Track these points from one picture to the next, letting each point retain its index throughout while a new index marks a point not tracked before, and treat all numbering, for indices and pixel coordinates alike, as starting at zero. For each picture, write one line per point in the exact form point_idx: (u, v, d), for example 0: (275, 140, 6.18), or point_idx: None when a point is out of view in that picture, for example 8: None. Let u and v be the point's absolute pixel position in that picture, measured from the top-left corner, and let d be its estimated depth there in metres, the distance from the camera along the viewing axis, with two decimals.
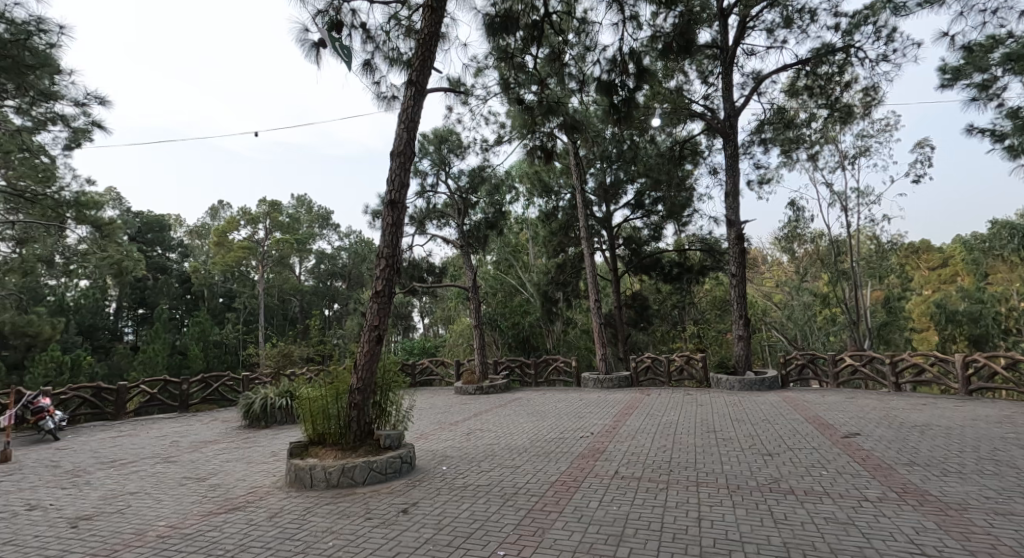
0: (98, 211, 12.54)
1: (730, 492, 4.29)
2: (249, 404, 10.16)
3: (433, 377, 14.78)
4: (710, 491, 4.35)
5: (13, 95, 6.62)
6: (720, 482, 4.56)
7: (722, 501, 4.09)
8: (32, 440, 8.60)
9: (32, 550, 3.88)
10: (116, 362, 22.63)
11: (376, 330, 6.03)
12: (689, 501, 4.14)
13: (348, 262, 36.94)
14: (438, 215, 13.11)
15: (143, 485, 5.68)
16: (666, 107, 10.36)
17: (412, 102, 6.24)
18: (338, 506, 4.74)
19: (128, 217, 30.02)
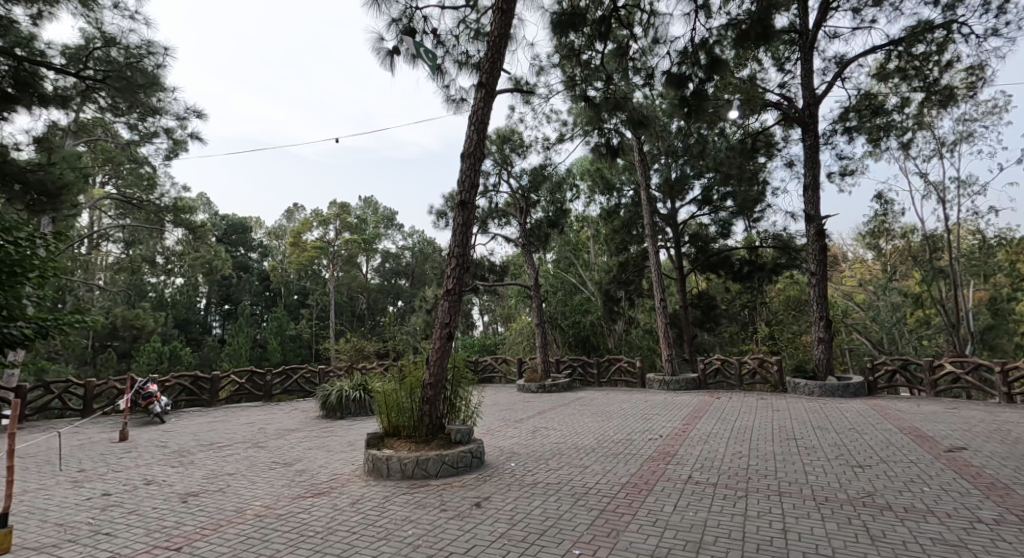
0: (192, 215, 13.63)
1: (818, 505, 4.05)
2: (325, 396, 10.70)
3: (495, 375, 14.92)
4: (795, 501, 4.14)
5: (125, 112, 7.17)
6: (806, 493, 4.32)
7: (810, 513, 3.88)
8: (143, 422, 9.50)
9: (151, 520, 4.28)
10: (206, 353, 24.54)
11: (447, 328, 6.18)
12: (771, 510, 3.97)
13: (411, 261, 38.12)
14: (500, 214, 13.27)
15: (238, 466, 6.11)
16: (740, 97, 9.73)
17: (482, 104, 6.38)
18: (415, 496, 4.91)
19: (216, 220, 32.57)
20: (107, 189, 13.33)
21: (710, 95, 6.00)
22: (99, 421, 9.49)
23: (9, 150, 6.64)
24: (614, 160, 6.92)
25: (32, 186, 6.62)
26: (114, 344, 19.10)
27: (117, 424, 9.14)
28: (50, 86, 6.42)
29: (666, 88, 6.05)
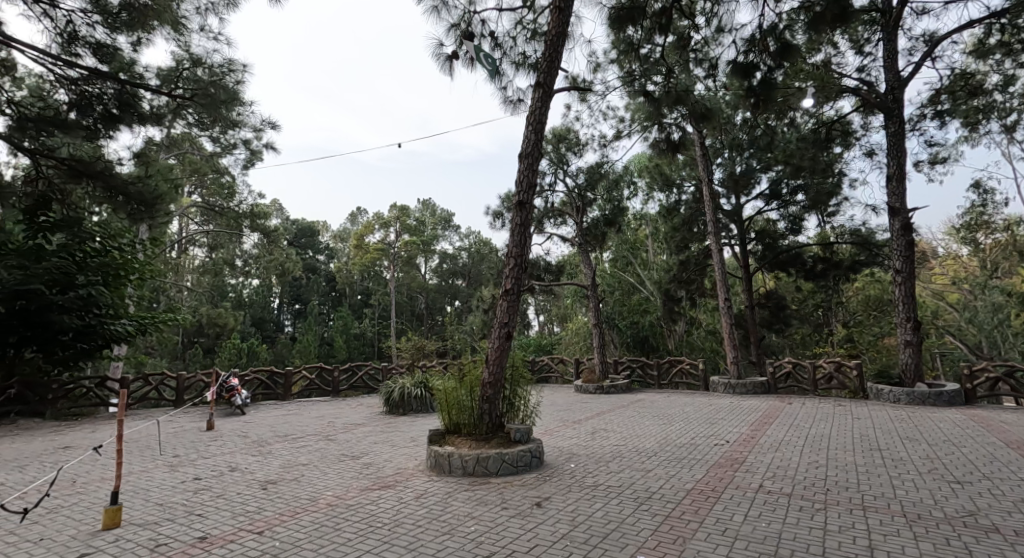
0: (266, 221, 14.50)
1: (908, 522, 3.79)
2: (389, 392, 11.07)
3: (552, 375, 14.91)
4: (881, 517, 3.90)
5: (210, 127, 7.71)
6: (894, 509, 4.06)
7: (899, 531, 3.64)
8: (226, 413, 10.20)
9: (236, 504, 4.60)
10: (279, 350, 25.99)
11: (506, 327, 6.26)
12: (855, 525, 3.75)
13: (468, 262, 38.70)
14: (556, 213, 13.26)
15: (310, 458, 6.44)
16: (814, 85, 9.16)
17: (540, 104, 6.41)
18: (476, 493, 5.00)
19: (287, 225, 34.44)
20: (193, 197, 14.43)
21: (780, 83, 5.79)
22: (188, 410, 10.28)
23: (113, 164, 7.38)
24: (675, 156, 6.76)
25: (132, 198, 7.31)
26: (200, 341, 20.64)
27: (203, 415, 9.86)
28: (147, 105, 7.08)
29: (731, 79, 5.89)
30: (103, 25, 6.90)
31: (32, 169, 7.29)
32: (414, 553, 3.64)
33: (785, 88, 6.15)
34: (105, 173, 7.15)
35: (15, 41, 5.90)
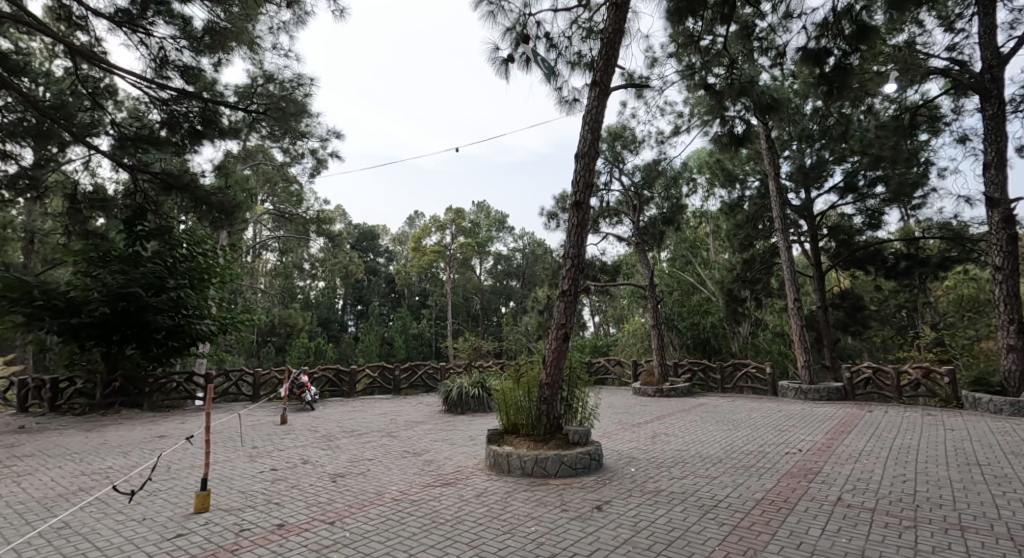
0: (331, 225, 15.20)
1: (1015, 546, 3.52)
2: (448, 392, 11.33)
3: (609, 377, 14.74)
4: (981, 539, 3.64)
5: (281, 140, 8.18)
6: (996, 531, 3.78)
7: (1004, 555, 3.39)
8: (298, 408, 10.78)
9: (310, 495, 4.88)
10: (343, 349, 27.14)
11: (563, 328, 6.29)
12: (949, 547, 3.53)
13: (523, 263, 38.91)
14: (612, 213, 13.13)
15: (375, 453, 6.71)
16: (895, 67, 8.39)
17: (596, 103, 6.40)
18: (535, 494, 5.07)
19: (349, 229, 35.88)
20: (265, 205, 15.32)
21: (856, 68, 5.47)
22: (264, 405, 10.94)
23: (198, 176, 7.99)
24: (739, 150, 6.50)
25: (215, 207, 7.87)
26: (272, 340, 21.88)
27: (277, 409, 10.45)
28: (226, 121, 7.61)
29: (800, 65, 5.65)
30: (189, 49, 7.50)
31: (130, 183, 8.02)
32: (476, 550, 3.75)
33: (860, 73, 5.86)
34: (191, 186, 7.78)
35: (118, 69, 6.54)
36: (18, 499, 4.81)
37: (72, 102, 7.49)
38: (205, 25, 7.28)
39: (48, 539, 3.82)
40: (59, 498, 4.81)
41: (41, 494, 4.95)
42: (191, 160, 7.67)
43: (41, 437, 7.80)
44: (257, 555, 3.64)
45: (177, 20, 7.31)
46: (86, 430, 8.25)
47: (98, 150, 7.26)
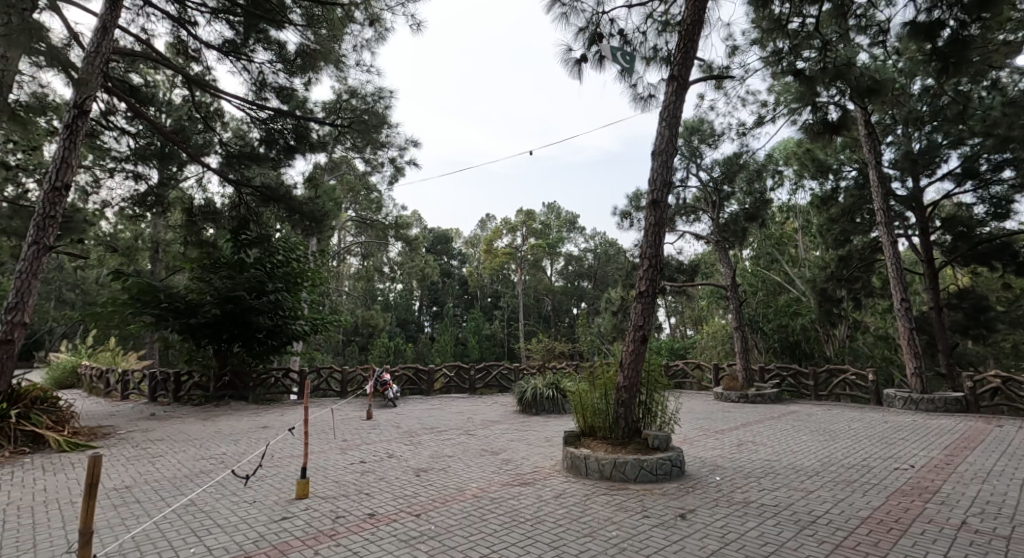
0: (408, 230, 15.82)
1: None
2: (522, 392, 11.43)
3: (688, 381, 14.19)
4: None
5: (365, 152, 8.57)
6: None
7: None
8: (381, 405, 11.29)
9: (397, 487, 5.11)
10: (419, 349, 28.09)
11: (641, 330, 6.16)
12: None
13: (593, 263, 38.55)
14: (689, 210, 12.70)
15: (455, 450, 6.91)
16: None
17: (674, 98, 6.25)
18: (615, 498, 5.01)
19: (425, 233, 37.09)
20: (349, 212, 16.17)
21: (975, 39, 4.91)
22: (351, 401, 11.55)
23: (292, 189, 8.60)
24: (833, 138, 6.04)
25: (306, 215, 8.48)
26: (355, 339, 23.08)
27: (362, 406, 11.01)
28: (315, 135, 8.16)
29: (908, 40, 5.14)
30: (284, 72, 8.11)
31: (235, 196, 8.79)
32: (557, 550, 3.77)
33: (982, 43, 5.24)
34: (286, 197, 8.40)
35: (224, 94, 7.21)
36: (152, 477, 5.42)
37: (189, 126, 8.35)
38: (297, 48, 7.82)
39: (177, 515, 4.28)
40: (185, 478, 5.37)
41: (170, 474, 5.55)
42: (285, 173, 8.27)
43: (167, 424, 8.72)
44: (353, 542, 3.86)
45: (274, 46, 7.92)
46: (202, 419, 9.11)
47: (209, 168, 8.03)
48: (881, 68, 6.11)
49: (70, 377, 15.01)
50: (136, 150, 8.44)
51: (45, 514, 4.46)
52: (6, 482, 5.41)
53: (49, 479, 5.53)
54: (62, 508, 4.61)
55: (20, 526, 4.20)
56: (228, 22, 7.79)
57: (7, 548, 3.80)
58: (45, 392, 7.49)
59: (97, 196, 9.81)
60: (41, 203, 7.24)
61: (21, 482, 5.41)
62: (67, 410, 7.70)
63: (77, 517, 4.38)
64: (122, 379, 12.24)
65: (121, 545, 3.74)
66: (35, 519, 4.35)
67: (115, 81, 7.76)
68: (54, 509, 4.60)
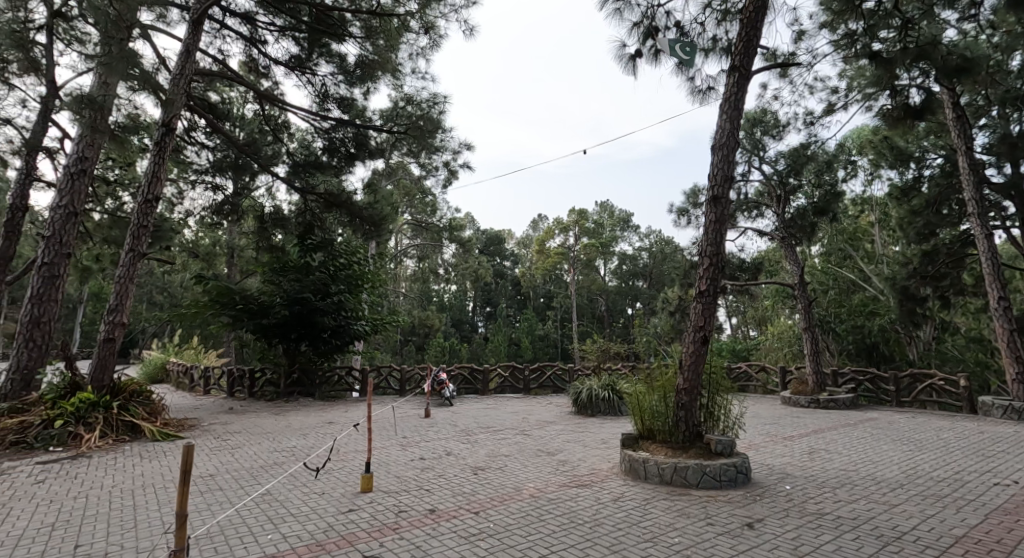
0: (462, 232, 16.02)
1: None
2: (578, 393, 11.32)
3: (751, 383, 13.61)
4: None
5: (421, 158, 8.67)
6: None
7: None
8: (438, 404, 11.49)
9: (456, 484, 5.18)
10: (473, 349, 28.40)
11: (701, 331, 5.96)
12: None
13: (649, 262, 37.77)
14: (752, 206, 12.19)
15: (512, 450, 6.92)
16: None
17: (736, 90, 6.02)
18: (676, 503, 4.87)
19: (478, 235, 37.53)
20: (405, 215, 16.56)
21: None
22: (409, 399, 11.82)
23: (352, 195, 8.88)
24: (915, 124, 5.62)
25: (366, 220, 8.74)
26: (412, 339, 23.63)
27: (420, 404, 11.23)
28: (374, 142, 8.40)
29: (1003, 12, 4.71)
30: (344, 83, 8.40)
31: (301, 203, 9.19)
32: (618, 554, 3.70)
33: None
34: (348, 203, 8.68)
35: (290, 106, 7.56)
36: (231, 467, 5.75)
37: (260, 138, 8.84)
38: (357, 59, 8.09)
39: (254, 503, 4.52)
40: (262, 469, 5.66)
41: (248, 464, 5.85)
42: (346, 180, 8.56)
43: (244, 417, 9.22)
44: (415, 536, 3.92)
45: (335, 58, 8.21)
46: (275, 414, 9.58)
47: (278, 177, 8.45)
48: (972, 43, 5.63)
49: (158, 373, 16.19)
50: (214, 162, 9.02)
51: (143, 497, 4.82)
52: (109, 467, 5.90)
53: (145, 465, 5.98)
54: (156, 493, 4.97)
55: (121, 508, 4.55)
56: (294, 39, 8.18)
57: (112, 527, 4.13)
58: (141, 386, 8.09)
59: (180, 206, 10.55)
60: (135, 215, 7.83)
61: (121, 468, 5.87)
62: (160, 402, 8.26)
63: (170, 502, 4.70)
64: (204, 375, 13.07)
65: (209, 529, 3.98)
66: (135, 501, 4.70)
67: (196, 99, 8.33)
68: (149, 493, 4.96)
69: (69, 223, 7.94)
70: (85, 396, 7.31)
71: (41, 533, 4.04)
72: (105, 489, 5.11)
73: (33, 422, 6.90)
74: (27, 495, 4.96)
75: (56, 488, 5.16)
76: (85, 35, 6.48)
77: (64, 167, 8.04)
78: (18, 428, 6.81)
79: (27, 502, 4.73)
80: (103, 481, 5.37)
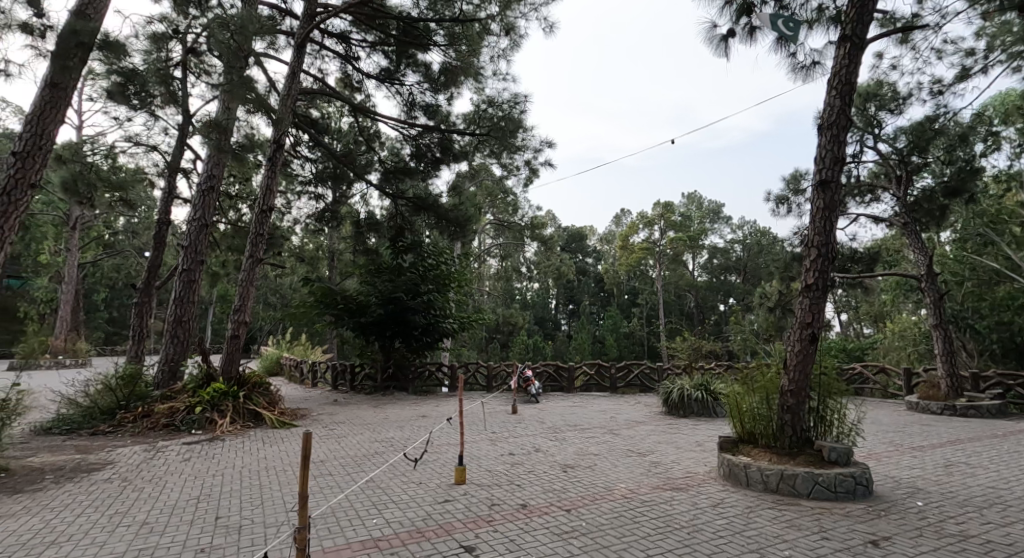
0: (545, 229, 15.97)
1: None
2: (668, 393, 10.86)
3: (866, 385, 12.41)
4: None
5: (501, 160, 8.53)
6: None
7: None
8: (525, 401, 11.51)
9: (546, 481, 5.11)
10: (557, 347, 28.29)
11: (809, 328, 5.45)
12: None
13: (742, 255, 35.73)
14: (865, 189, 11.08)
15: (601, 449, 6.74)
16: None
17: (849, 62, 5.45)
18: (784, 513, 4.48)
19: (559, 232, 37.40)
20: (488, 215, 16.81)
21: None
22: (496, 395, 11.94)
23: (439, 198, 9.07)
24: None
25: (452, 222, 8.89)
26: (497, 337, 23.95)
27: (507, 401, 11.31)
28: (458, 146, 8.51)
29: None
30: (430, 90, 8.61)
31: (392, 208, 9.54)
32: None
33: None
34: (435, 206, 8.88)
35: (380, 116, 7.88)
36: (338, 454, 6.08)
37: (355, 149, 9.34)
38: (441, 67, 8.24)
39: (359, 490, 4.72)
40: (365, 458, 5.93)
41: (353, 452, 6.16)
42: (432, 183, 8.76)
43: (347, 409, 9.76)
44: (508, 530, 3.90)
45: (421, 67, 8.44)
46: (374, 406, 10.04)
47: (371, 185, 8.86)
48: None
49: (271, 366, 17.63)
50: (316, 173, 9.67)
51: (268, 478, 5.22)
52: (239, 450, 6.46)
53: (268, 449, 6.48)
54: (280, 474, 5.36)
55: (252, 486, 4.95)
56: (384, 52, 8.53)
57: (246, 503, 4.49)
58: (261, 378, 8.80)
59: (289, 215, 11.40)
60: (254, 224, 8.52)
61: (248, 450, 6.41)
62: (277, 392, 8.92)
63: (292, 482, 5.05)
64: (313, 368, 14.05)
65: (326, 511, 4.21)
66: (262, 480, 5.10)
67: (300, 116, 8.96)
68: (274, 474, 5.36)
69: (201, 235, 8.76)
70: (217, 386, 8.07)
71: (190, 504, 4.48)
72: (237, 469, 5.59)
73: (178, 407, 7.74)
74: (176, 470, 5.54)
75: (198, 466, 5.73)
76: (210, 66, 7.19)
77: (197, 184, 8.89)
78: (167, 412, 7.67)
79: (176, 477, 5.28)
80: (234, 462, 5.89)
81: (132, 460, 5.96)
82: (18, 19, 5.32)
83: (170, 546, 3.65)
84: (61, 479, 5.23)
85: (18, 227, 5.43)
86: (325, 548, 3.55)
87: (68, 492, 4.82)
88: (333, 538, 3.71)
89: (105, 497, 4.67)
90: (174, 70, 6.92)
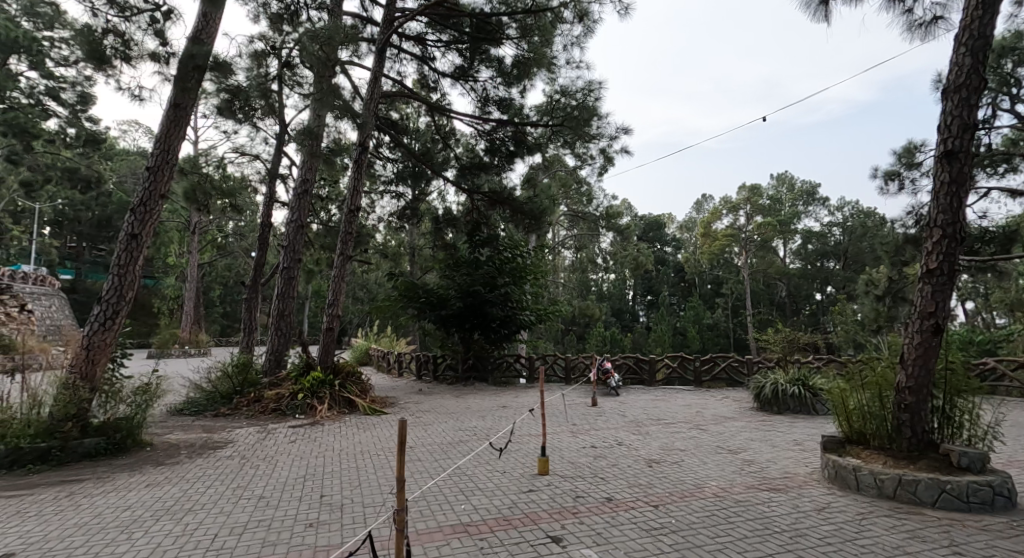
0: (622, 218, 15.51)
1: None
2: (760, 388, 10.19)
3: (997, 383, 10.99)
4: None
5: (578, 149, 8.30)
6: None
7: None
8: (605, 394, 11.26)
9: (631, 475, 4.92)
10: (636, 339, 27.58)
11: (932, 318, 4.83)
12: None
13: (842, 240, 32.95)
14: (997, 159, 9.74)
15: (687, 444, 6.41)
16: None
17: (981, 13, 4.75)
18: (904, 522, 4.01)
19: (636, 221, 36.38)
20: (564, 206, 16.56)
21: None
22: (576, 388, 11.77)
23: (513, 191, 9.06)
24: None
25: (527, 214, 8.82)
26: (574, 329, 23.69)
27: (587, 393, 11.12)
28: (532, 138, 8.38)
29: None
30: (504, 85, 8.55)
31: (469, 203, 9.60)
32: None
33: None
34: (510, 199, 8.86)
35: (455, 113, 7.95)
36: (427, 442, 6.22)
37: (432, 147, 9.53)
38: (513, 60, 8.15)
39: (448, 476, 4.79)
40: (452, 445, 6.02)
41: (439, 440, 6.28)
42: (507, 176, 8.73)
43: (431, 398, 10.01)
44: (595, 522, 3.77)
45: (494, 62, 8.41)
46: (456, 396, 10.22)
47: (448, 181, 9.00)
48: None
49: (360, 356, 18.56)
50: (397, 173, 10.00)
51: (366, 461, 5.43)
52: (339, 434, 6.80)
53: (363, 434, 6.76)
54: (375, 458, 5.56)
55: (352, 468, 5.17)
56: (457, 51, 8.57)
57: (348, 483, 4.69)
58: (354, 367, 9.21)
59: (373, 213, 11.84)
60: (343, 224, 8.91)
61: (346, 435, 6.72)
62: (368, 381, 9.30)
63: (387, 466, 5.22)
64: (398, 359, 14.60)
65: (419, 495, 4.30)
66: (359, 464, 5.32)
67: (382, 118, 9.27)
68: (369, 458, 5.57)
69: (298, 235, 9.28)
70: (316, 374, 8.54)
71: (302, 481, 4.76)
72: (337, 452, 5.87)
73: (284, 394, 8.29)
74: (286, 451, 5.91)
75: (303, 447, 6.08)
76: (302, 77, 7.57)
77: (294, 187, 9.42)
78: (274, 398, 8.23)
79: (286, 457, 5.63)
80: (335, 445, 6.19)
81: (248, 440, 6.44)
82: (147, 49, 5.87)
83: (284, 518, 3.87)
84: (194, 454, 5.76)
85: (154, 231, 6.03)
86: (419, 531, 3.61)
87: (200, 466, 5.28)
88: (425, 521, 3.78)
89: (228, 472, 5.06)
90: (271, 82, 7.30)
